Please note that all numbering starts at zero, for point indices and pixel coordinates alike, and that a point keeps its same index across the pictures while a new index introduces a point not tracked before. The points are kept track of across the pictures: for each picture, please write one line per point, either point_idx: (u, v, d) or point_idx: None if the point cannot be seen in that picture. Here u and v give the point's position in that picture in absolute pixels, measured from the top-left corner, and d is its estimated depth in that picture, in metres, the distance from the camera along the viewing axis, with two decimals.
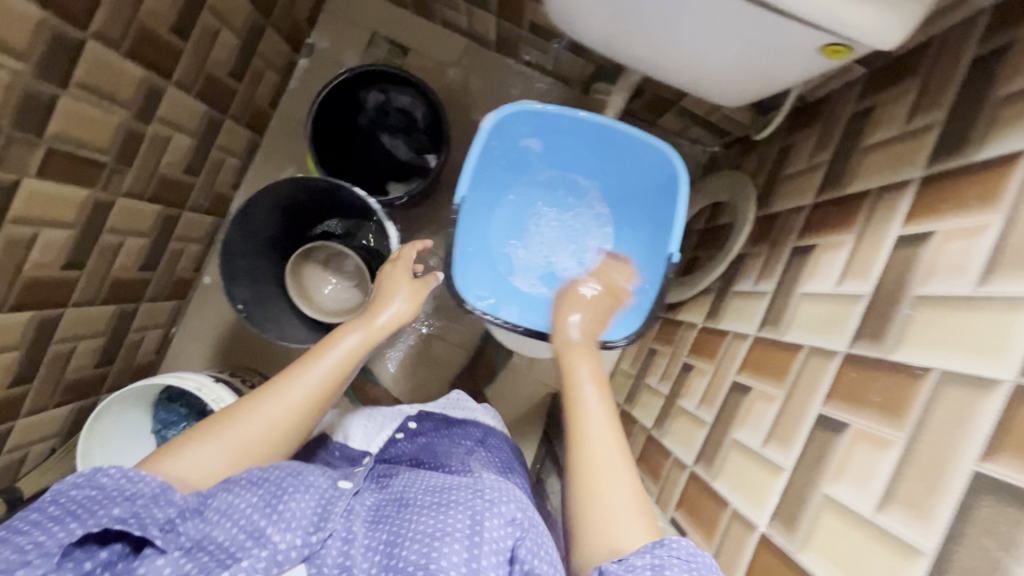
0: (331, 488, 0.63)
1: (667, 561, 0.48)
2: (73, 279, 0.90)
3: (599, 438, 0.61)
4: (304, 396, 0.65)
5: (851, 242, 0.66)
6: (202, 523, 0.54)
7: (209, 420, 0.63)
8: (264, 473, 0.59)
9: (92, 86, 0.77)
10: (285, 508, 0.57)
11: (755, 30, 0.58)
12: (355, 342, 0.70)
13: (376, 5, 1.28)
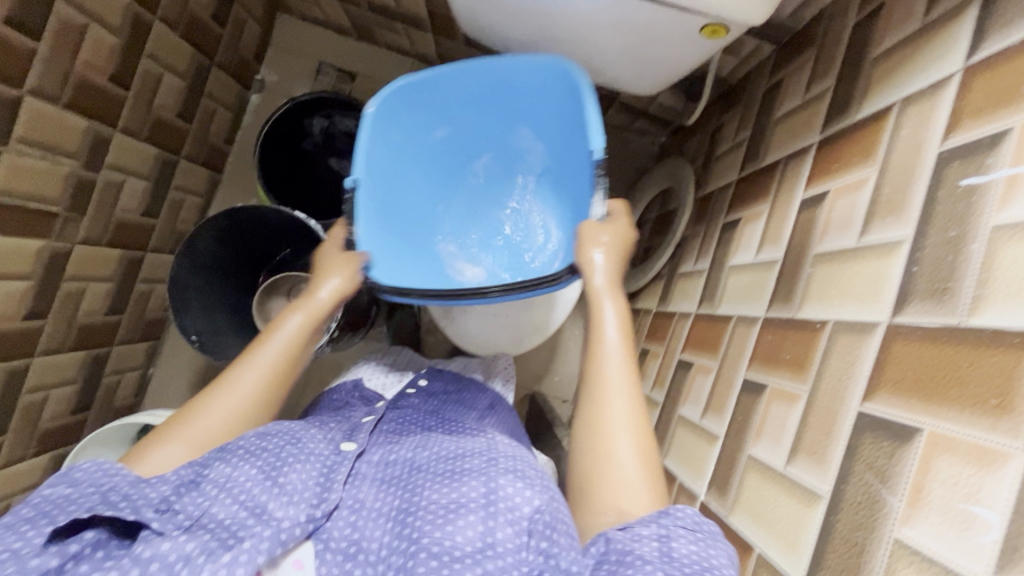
0: (334, 454, 0.65)
1: (672, 531, 0.49)
2: (37, 329, 0.92)
3: (615, 399, 0.60)
4: (258, 382, 0.66)
5: (767, 211, 0.68)
6: (200, 499, 0.55)
7: (166, 423, 0.63)
8: (261, 443, 0.61)
9: (35, 140, 0.80)
10: (285, 481, 0.58)
11: (641, 18, 0.61)
12: (299, 323, 0.71)
13: (321, 36, 1.32)
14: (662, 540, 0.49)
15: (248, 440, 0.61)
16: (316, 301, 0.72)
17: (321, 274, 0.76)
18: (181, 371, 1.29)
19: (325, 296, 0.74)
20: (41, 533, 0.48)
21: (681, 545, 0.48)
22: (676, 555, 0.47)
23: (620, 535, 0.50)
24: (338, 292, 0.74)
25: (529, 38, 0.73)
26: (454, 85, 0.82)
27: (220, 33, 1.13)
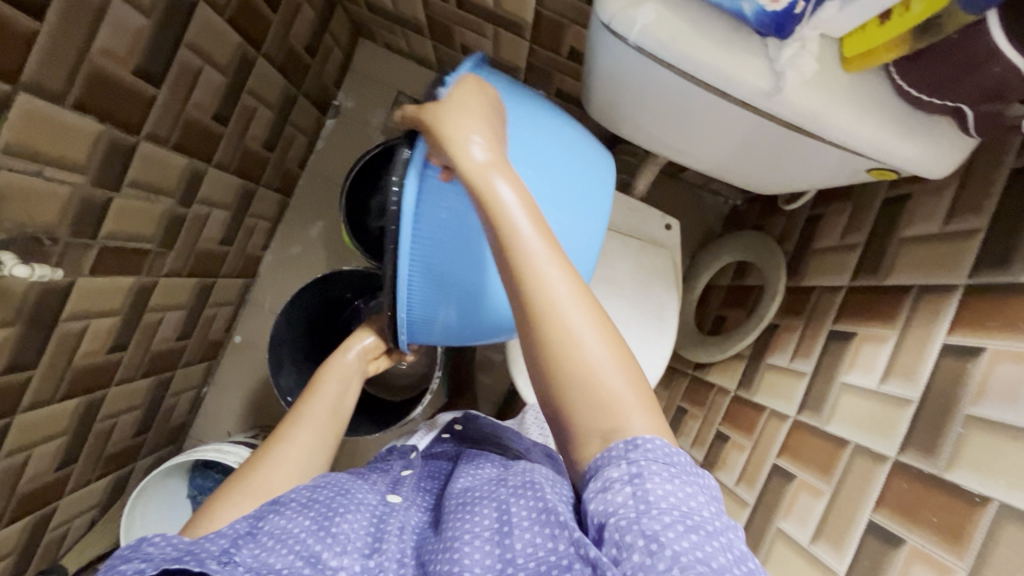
0: (382, 505, 0.61)
1: (644, 469, 0.42)
2: (117, 360, 0.92)
3: (567, 311, 0.45)
4: (308, 432, 0.68)
5: (894, 339, 0.67)
6: (257, 549, 0.52)
7: (225, 483, 0.62)
8: (312, 495, 0.58)
9: (142, 182, 0.79)
10: (338, 530, 0.55)
11: (788, 148, 0.62)
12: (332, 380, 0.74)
13: (401, 65, 1.30)
14: (635, 482, 0.42)
15: (299, 492, 0.59)
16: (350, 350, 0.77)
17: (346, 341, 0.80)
18: (234, 392, 1.29)
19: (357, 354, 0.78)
20: None
21: (658, 486, 0.41)
22: (654, 499, 0.41)
23: (593, 491, 0.44)
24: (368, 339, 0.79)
25: (658, 138, 0.72)
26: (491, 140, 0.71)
27: (310, 64, 1.11)
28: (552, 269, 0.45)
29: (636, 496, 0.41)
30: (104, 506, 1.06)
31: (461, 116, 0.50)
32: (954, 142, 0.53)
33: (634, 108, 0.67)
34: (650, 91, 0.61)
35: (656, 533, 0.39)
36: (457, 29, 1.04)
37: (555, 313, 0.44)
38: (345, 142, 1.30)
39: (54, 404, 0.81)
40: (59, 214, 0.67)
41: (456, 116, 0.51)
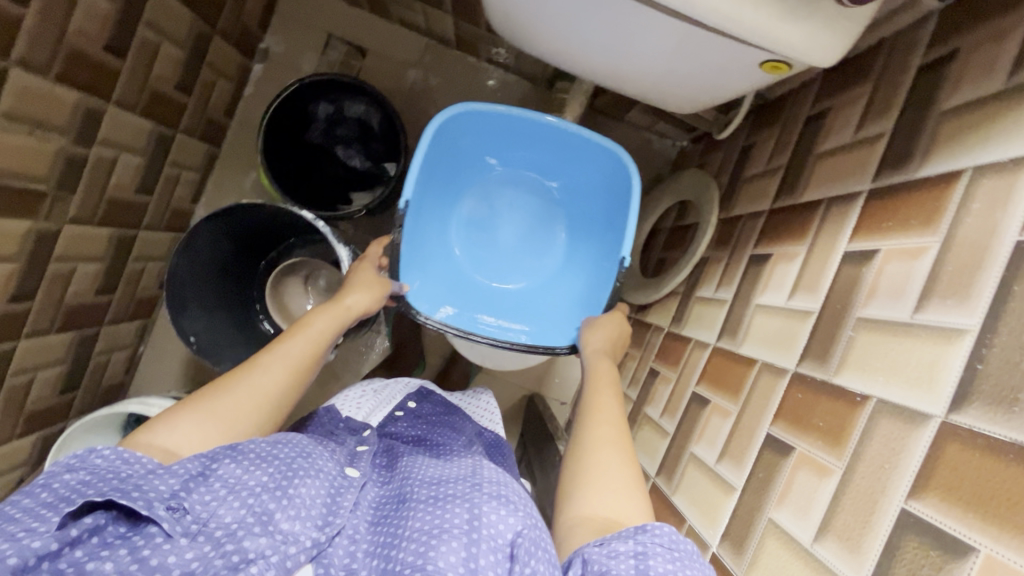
0: (339, 477, 0.57)
1: (649, 549, 0.45)
2: (23, 311, 0.88)
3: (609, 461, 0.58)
4: (287, 368, 0.61)
5: (803, 254, 0.65)
6: (206, 496, 0.46)
7: (192, 395, 0.56)
8: (273, 449, 0.53)
9: (22, 116, 0.74)
10: (294, 494, 0.50)
11: (682, 43, 0.57)
12: (323, 323, 0.67)
13: (330, 5, 1.23)
14: (639, 558, 0.44)
15: (257, 444, 0.53)
16: (351, 300, 0.71)
17: (348, 286, 0.73)
18: (172, 350, 1.26)
19: (350, 306, 0.71)
20: (57, 513, 0.41)
21: (659, 564, 0.44)
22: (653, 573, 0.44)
23: (597, 552, 0.46)
24: (371, 299, 0.73)
25: (556, 42, 0.67)
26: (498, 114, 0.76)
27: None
28: (605, 400, 0.65)
29: (636, 567, 0.44)
30: (33, 465, 1.04)
31: (598, 329, 0.75)
32: (840, 19, 0.49)
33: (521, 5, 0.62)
34: None
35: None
36: None
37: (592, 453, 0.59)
38: (275, 88, 1.25)
39: None
40: None
41: (602, 327, 0.75)
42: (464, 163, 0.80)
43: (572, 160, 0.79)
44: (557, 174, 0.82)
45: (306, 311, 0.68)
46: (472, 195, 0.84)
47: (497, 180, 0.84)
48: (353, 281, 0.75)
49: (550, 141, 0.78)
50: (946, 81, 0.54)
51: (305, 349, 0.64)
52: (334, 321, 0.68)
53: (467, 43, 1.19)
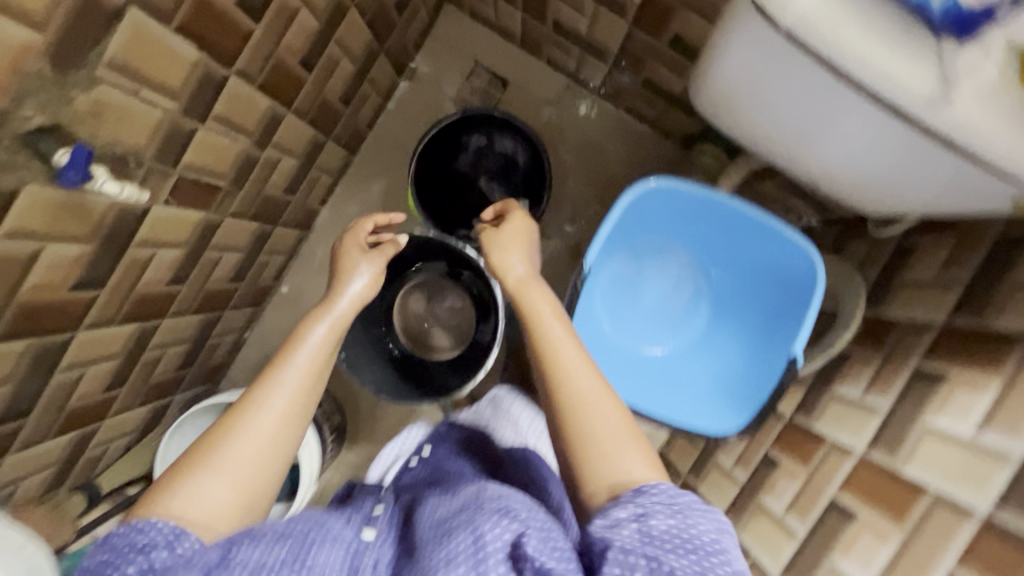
0: (360, 538, 0.54)
1: (650, 510, 0.48)
2: (174, 292, 0.92)
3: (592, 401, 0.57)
4: (286, 405, 0.60)
5: (997, 389, 0.62)
6: None
7: (175, 465, 0.56)
8: (286, 525, 0.51)
9: (226, 119, 0.78)
10: (314, 566, 0.48)
11: (915, 152, 0.58)
12: (324, 332, 0.67)
13: (483, 35, 1.26)
14: (640, 520, 0.47)
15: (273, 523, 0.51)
16: (339, 304, 0.71)
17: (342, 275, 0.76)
18: (273, 340, 1.30)
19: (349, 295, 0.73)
20: None
21: (661, 522, 0.47)
22: (656, 533, 0.46)
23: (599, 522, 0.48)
24: (358, 297, 0.74)
25: (772, 129, 0.68)
26: (672, 195, 0.76)
27: (396, 21, 1.09)
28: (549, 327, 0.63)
29: (641, 533, 0.46)
30: (140, 433, 1.08)
31: (505, 246, 0.72)
32: None
33: (754, 96, 0.64)
34: (786, 87, 0.59)
35: (660, 557, 0.45)
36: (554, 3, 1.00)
37: (578, 405, 0.57)
38: (415, 106, 1.28)
39: (114, 327, 0.82)
40: (146, 138, 0.66)
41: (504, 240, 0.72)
42: (630, 228, 0.80)
43: (734, 249, 0.78)
44: (713, 261, 0.81)
45: (301, 321, 0.68)
46: (626, 261, 0.83)
47: (653, 253, 0.83)
48: (343, 273, 0.76)
49: (724, 226, 0.77)
50: None
51: (300, 373, 0.63)
52: (330, 325, 0.68)
53: (612, 91, 1.20)
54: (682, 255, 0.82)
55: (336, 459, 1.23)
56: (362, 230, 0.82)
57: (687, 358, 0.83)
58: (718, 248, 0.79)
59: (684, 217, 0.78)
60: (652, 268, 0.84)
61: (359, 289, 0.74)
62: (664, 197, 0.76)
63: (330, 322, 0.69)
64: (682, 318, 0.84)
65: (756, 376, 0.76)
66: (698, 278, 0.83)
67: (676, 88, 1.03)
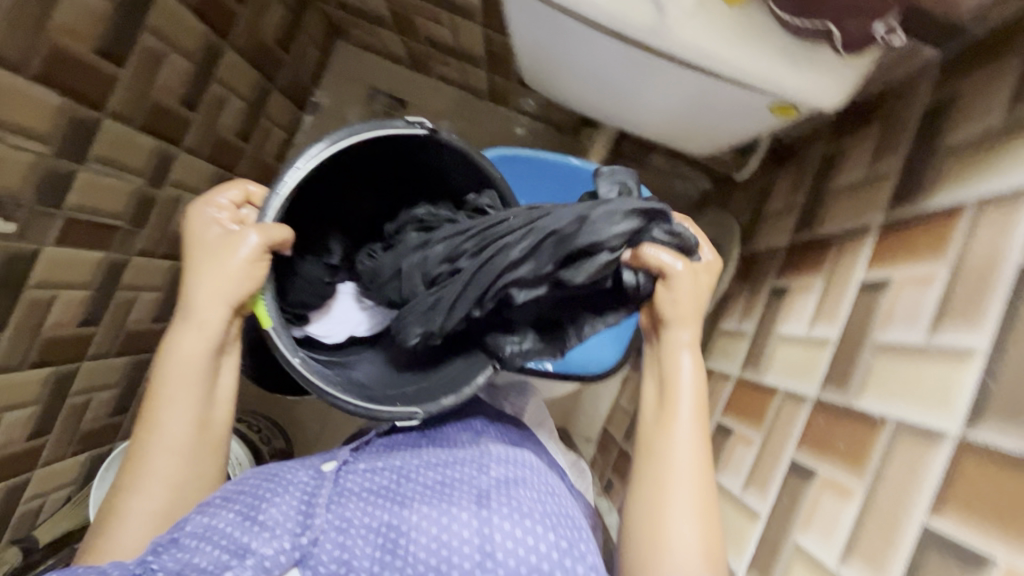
0: (314, 479, 0.55)
1: None
2: (90, 334, 0.95)
3: (681, 466, 0.56)
4: (174, 464, 0.56)
5: (821, 286, 0.67)
6: (175, 554, 0.44)
7: (89, 539, 0.54)
8: (236, 490, 0.53)
9: (108, 159, 0.84)
10: (264, 518, 0.48)
11: (684, 86, 0.60)
12: (170, 385, 0.57)
13: (376, 64, 1.36)
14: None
15: (225, 491, 0.54)
16: (182, 347, 0.57)
17: (196, 276, 0.58)
18: None
19: (198, 315, 0.57)
20: None
21: None
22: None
23: None
24: (209, 334, 0.58)
25: (552, 81, 0.72)
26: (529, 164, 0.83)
27: (284, 59, 1.17)
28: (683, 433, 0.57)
29: None
30: (81, 484, 1.08)
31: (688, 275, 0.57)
32: (837, 68, 0.52)
33: (536, 56, 0.68)
34: (564, 43, 0.62)
35: None
36: (418, 20, 1.09)
37: (671, 483, 0.55)
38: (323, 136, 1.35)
39: (24, 373, 0.85)
40: (20, 181, 0.73)
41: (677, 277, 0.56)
42: None
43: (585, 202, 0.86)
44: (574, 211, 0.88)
45: (151, 368, 0.58)
46: None
47: None
48: (187, 274, 0.59)
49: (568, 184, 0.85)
50: (951, 119, 0.57)
51: (170, 452, 0.56)
52: (183, 388, 0.57)
53: (499, 94, 1.28)
54: None
55: None
56: (215, 208, 0.61)
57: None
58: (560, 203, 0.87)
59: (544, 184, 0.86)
60: None
61: (204, 320, 0.58)
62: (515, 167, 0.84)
63: (176, 387, 0.57)
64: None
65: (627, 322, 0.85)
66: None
67: None
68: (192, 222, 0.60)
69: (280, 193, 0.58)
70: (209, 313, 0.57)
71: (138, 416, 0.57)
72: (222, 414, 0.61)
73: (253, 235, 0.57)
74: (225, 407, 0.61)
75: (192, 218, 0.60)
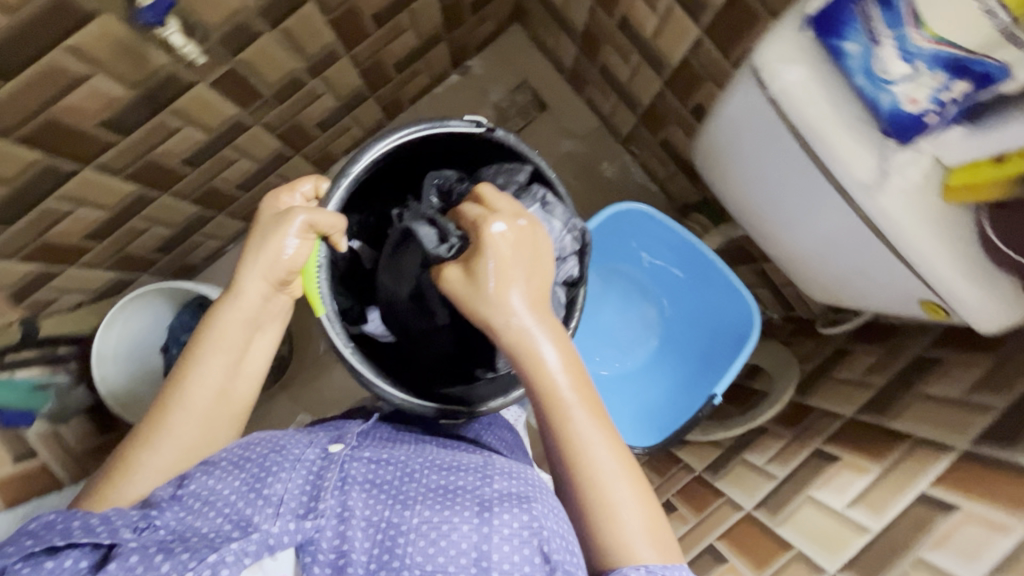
0: (321, 458, 0.55)
1: None
2: (184, 174, 0.96)
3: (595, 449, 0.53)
4: (191, 429, 0.56)
5: (875, 473, 0.68)
6: (178, 510, 0.48)
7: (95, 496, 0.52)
8: (245, 451, 0.54)
9: (291, 36, 0.86)
10: (269, 493, 0.50)
11: (852, 246, 0.62)
12: (207, 346, 0.59)
13: (538, 61, 1.39)
14: None
15: (231, 451, 0.55)
16: (221, 319, 0.60)
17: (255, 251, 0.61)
18: None
19: (245, 289, 0.61)
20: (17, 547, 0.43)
21: None
22: None
23: None
24: (245, 308, 0.61)
25: (723, 174, 0.75)
26: (666, 235, 0.86)
27: (467, 18, 1.20)
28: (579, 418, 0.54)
29: None
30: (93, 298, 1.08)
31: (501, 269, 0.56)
32: (1007, 300, 0.54)
33: (723, 149, 0.70)
34: (761, 156, 0.64)
35: None
36: (605, 46, 1.12)
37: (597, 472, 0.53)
38: (458, 99, 1.37)
39: (115, 180, 0.86)
40: (218, 21, 0.75)
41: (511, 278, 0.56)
42: (613, 247, 0.90)
43: (693, 292, 0.88)
44: (672, 294, 0.91)
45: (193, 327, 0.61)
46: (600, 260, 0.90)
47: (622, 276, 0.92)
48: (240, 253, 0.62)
49: (687, 266, 0.87)
50: None
51: (191, 416, 0.56)
52: (215, 351, 0.59)
53: (634, 143, 1.31)
54: (648, 287, 0.92)
55: (269, 392, 1.24)
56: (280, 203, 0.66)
57: (632, 382, 0.91)
58: (668, 279, 0.90)
59: (667, 259, 0.89)
60: (621, 289, 0.93)
61: (243, 294, 0.61)
62: (649, 228, 0.87)
63: (209, 350, 0.59)
64: (635, 342, 0.92)
65: (678, 404, 0.87)
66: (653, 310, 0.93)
67: (687, 153, 1.14)
68: (260, 209, 0.65)
69: (342, 184, 0.68)
70: (251, 287, 0.61)
71: (167, 378, 0.58)
72: (244, 387, 0.61)
73: (301, 215, 0.62)
74: (250, 382, 0.61)
75: (259, 212, 0.65)
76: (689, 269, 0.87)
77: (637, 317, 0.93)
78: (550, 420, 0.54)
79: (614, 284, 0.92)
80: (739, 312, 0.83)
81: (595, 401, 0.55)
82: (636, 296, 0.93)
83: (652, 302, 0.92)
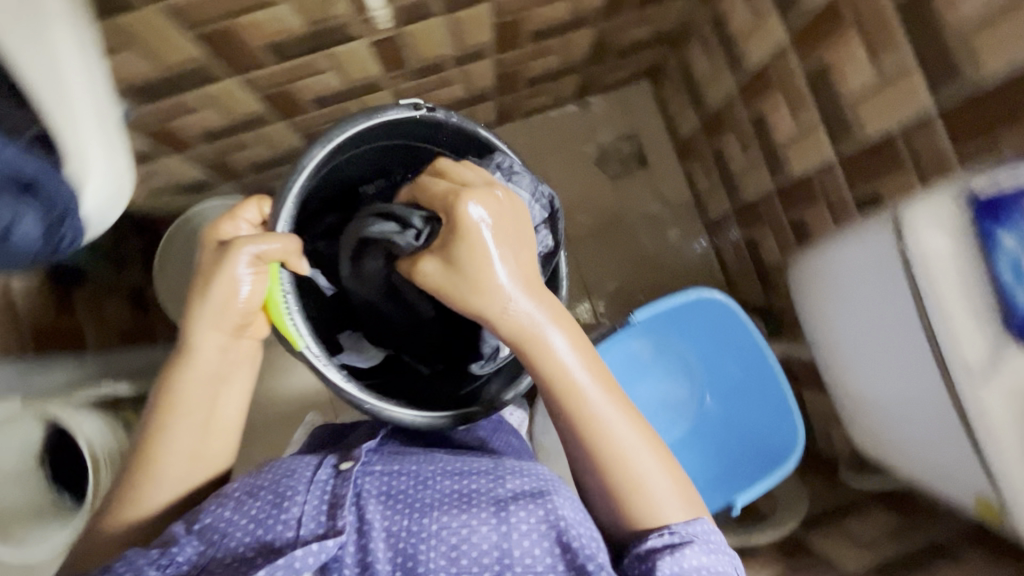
0: (331, 475, 0.55)
1: (684, 540, 0.52)
2: (307, 111, 0.99)
3: (618, 428, 0.56)
4: (174, 468, 0.58)
5: None
6: (206, 534, 0.51)
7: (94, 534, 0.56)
8: (258, 479, 0.55)
9: (456, 24, 0.90)
10: (289, 513, 0.52)
11: (932, 421, 0.63)
12: (175, 388, 0.58)
13: (653, 120, 1.41)
14: (674, 553, 0.51)
15: (242, 480, 0.55)
16: (187, 370, 0.59)
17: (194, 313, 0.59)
18: None
19: (200, 344, 0.59)
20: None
21: (693, 557, 0.51)
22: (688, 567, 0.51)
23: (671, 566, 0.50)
24: (211, 360, 0.59)
25: (817, 297, 0.76)
26: (741, 333, 0.88)
27: (608, 60, 1.23)
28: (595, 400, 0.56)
29: (676, 564, 0.50)
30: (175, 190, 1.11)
31: (484, 245, 0.54)
32: None
33: (832, 277, 0.72)
34: (870, 301, 0.66)
35: None
36: (728, 134, 1.14)
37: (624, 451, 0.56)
38: (567, 128, 1.40)
39: (250, 96, 0.89)
40: None
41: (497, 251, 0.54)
42: (684, 326, 0.91)
43: (742, 396, 0.90)
44: (718, 390, 0.92)
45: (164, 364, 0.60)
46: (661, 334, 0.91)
47: (676, 356, 0.92)
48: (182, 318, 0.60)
49: (747, 368, 0.89)
50: None
51: (177, 457, 0.58)
52: (186, 401, 0.58)
53: (718, 228, 1.32)
54: (698, 375, 0.92)
55: None
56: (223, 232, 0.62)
57: None
58: (720, 374, 0.91)
59: (727, 356, 0.90)
60: (670, 367, 0.92)
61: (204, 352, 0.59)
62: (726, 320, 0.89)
63: (177, 402, 0.58)
64: (664, 423, 0.91)
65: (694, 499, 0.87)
66: (691, 398, 0.93)
67: (768, 259, 1.14)
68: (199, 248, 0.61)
69: (288, 198, 0.65)
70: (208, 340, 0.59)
71: (141, 425, 0.59)
72: (223, 428, 0.62)
73: (248, 250, 0.58)
74: (223, 425, 0.62)
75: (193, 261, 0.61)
76: (747, 374, 0.89)
77: (675, 399, 0.92)
78: (564, 404, 0.56)
79: (666, 360, 0.92)
80: (784, 434, 0.86)
81: (604, 377, 0.58)
82: (681, 378, 0.92)
83: (696, 390, 0.92)
